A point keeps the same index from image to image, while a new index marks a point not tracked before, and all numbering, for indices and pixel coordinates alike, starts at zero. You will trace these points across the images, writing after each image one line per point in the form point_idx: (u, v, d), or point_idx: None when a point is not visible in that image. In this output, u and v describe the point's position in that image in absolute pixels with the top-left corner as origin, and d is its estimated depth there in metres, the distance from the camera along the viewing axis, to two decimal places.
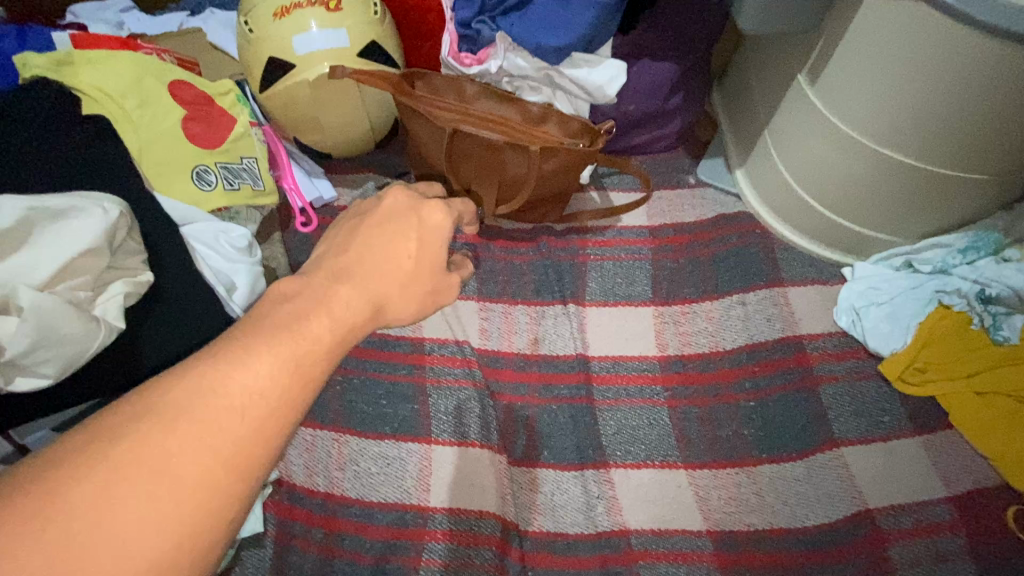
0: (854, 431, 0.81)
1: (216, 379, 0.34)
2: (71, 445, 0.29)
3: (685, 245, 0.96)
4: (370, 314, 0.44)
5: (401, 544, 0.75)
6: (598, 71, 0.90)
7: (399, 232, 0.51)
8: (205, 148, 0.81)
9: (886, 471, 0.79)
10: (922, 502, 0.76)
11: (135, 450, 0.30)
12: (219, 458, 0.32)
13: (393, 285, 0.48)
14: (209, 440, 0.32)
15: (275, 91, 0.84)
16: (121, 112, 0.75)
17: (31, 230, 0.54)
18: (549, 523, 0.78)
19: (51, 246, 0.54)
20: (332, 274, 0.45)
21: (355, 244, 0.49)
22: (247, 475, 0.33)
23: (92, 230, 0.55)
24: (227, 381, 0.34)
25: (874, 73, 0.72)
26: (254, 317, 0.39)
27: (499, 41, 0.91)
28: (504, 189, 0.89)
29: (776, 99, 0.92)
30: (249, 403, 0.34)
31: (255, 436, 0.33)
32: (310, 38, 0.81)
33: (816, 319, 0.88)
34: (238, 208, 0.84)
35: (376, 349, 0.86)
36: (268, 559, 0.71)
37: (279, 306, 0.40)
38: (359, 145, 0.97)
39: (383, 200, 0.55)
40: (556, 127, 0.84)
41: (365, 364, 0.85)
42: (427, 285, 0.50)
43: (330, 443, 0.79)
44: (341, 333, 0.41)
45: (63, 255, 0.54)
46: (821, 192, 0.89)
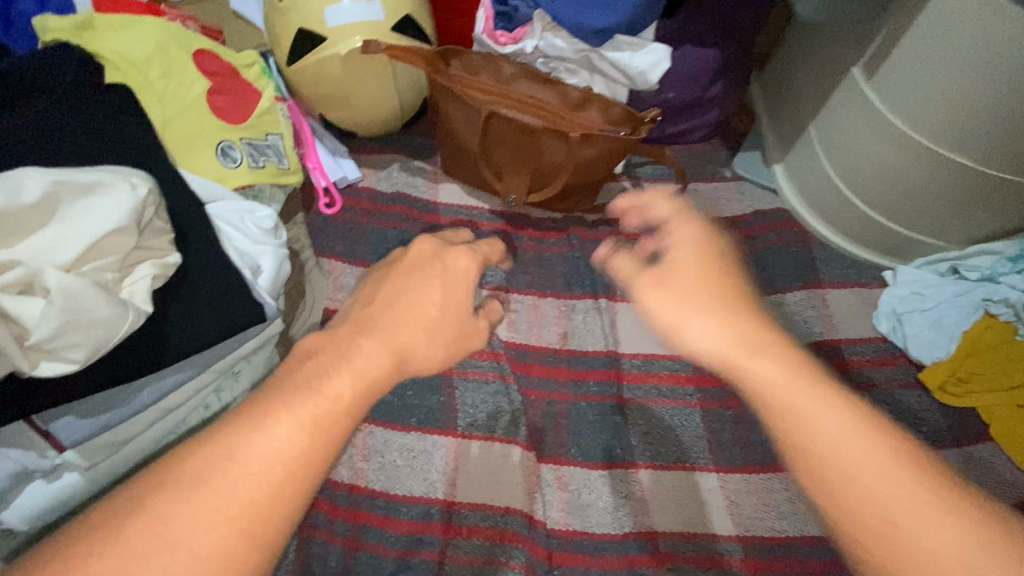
0: None
1: (235, 447, 0.37)
2: (116, 508, 0.34)
3: (721, 240, 0.93)
4: (393, 367, 0.45)
5: (426, 539, 0.73)
6: (641, 55, 0.86)
7: (425, 281, 0.52)
8: (231, 123, 0.77)
9: None
10: None
11: (165, 515, 0.34)
12: (232, 523, 0.35)
13: (419, 335, 0.48)
14: (228, 509, 0.35)
15: (303, 65, 0.80)
16: (144, 82, 0.71)
17: (57, 205, 0.51)
18: (576, 523, 0.77)
19: (77, 223, 0.51)
20: (358, 328, 0.47)
21: (384, 291, 0.51)
22: (260, 543, 0.35)
23: (122, 208, 0.52)
24: (244, 453, 0.37)
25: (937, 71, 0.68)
26: (279, 375, 0.42)
27: (538, 19, 0.87)
28: (538, 176, 0.86)
29: (824, 92, 0.88)
30: (265, 475, 0.36)
31: (264, 519, 0.36)
32: (342, 10, 0.77)
33: (854, 324, 0.86)
34: (262, 186, 0.80)
35: None
36: (291, 550, 0.70)
37: (301, 364, 0.43)
38: (387, 125, 0.93)
39: (411, 248, 0.55)
40: (596, 112, 0.80)
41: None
42: (453, 332, 0.50)
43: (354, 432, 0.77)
44: (363, 392, 0.42)
45: (91, 233, 0.51)
46: (867, 192, 0.86)
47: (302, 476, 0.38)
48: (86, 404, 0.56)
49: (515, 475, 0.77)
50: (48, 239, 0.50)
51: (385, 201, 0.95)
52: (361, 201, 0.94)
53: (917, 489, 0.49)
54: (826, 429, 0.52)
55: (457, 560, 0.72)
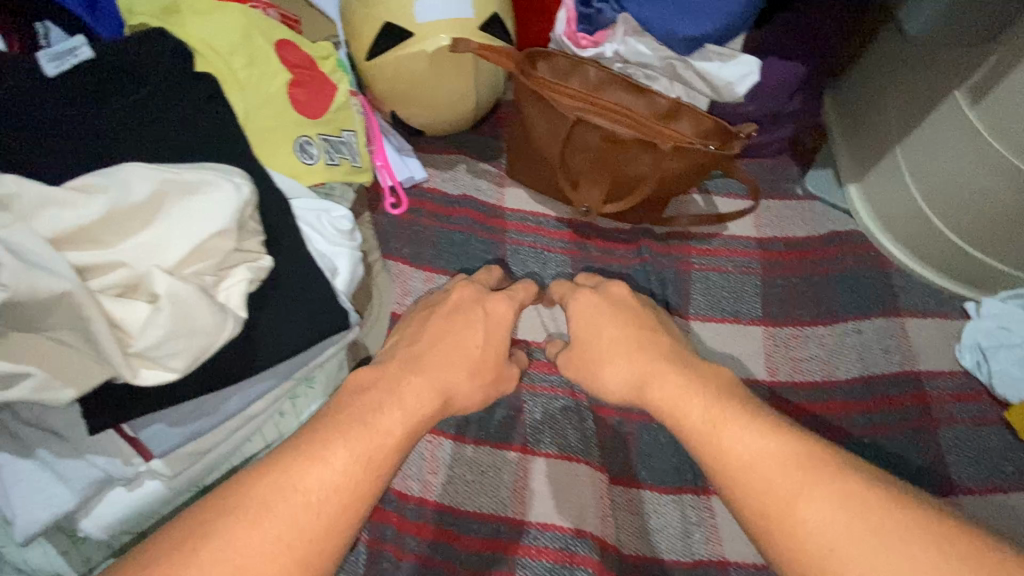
0: (971, 479, 0.77)
1: (301, 475, 0.48)
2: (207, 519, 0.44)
3: (797, 262, 0.90)
4: (435, 405, 0.59)
5: (495, 558, 0.71)
6: (730, 66, 0.83)
7: (467, 323, 0.68)
8: (309, 118, 0.74)
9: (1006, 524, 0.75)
10: None
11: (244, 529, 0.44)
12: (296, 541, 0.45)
13: (462, 374, 0.63)
14: (290, 528, 0.45)
15: (384, 60, 0.77)
16: (228, 70, 0.68)
17: (161, 205, 0.48)
18: (646, 549, 0.75)
19: (181, 224, 0.48)
20: (407, 366, 0.62)
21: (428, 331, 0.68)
22: (326, 548, 0.46)
23: (226, 210, 0.49)
24: (305, 479, 0.48)
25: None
26: (342, 409, 0.55)
27: (622, 22, 0.84)
28: (617, 187, 0.83)
29: (916, 114, 0.84)
30: (323, 498, 0.47)
31: (326, 534, 0.46)
32: (430, 5, 0.74)
33: (933, 356, 0.84)
34: (334, 184, 0.78)
35: None
36: (360, 564, 0.69)
37: (359, 397, 0.57)
38: (457, 125, 0.90)
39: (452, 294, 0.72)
40: (687, 125, 0.77)
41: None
42: (490, 370, 0.67)
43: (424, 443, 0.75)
44: (408, 426, 0.56)
45: (196, 236, 0.48)
46: (957, 220, 0.82)
47: (351, 501, 0.49)
48: (175, 412, 0.54)
49: (586, 496, 0.74)
50: (153, 241, 0.47)
51: (451, 203, 0.92)
52: (427, 203, 0.92)
53: (834, 511, 0.44)
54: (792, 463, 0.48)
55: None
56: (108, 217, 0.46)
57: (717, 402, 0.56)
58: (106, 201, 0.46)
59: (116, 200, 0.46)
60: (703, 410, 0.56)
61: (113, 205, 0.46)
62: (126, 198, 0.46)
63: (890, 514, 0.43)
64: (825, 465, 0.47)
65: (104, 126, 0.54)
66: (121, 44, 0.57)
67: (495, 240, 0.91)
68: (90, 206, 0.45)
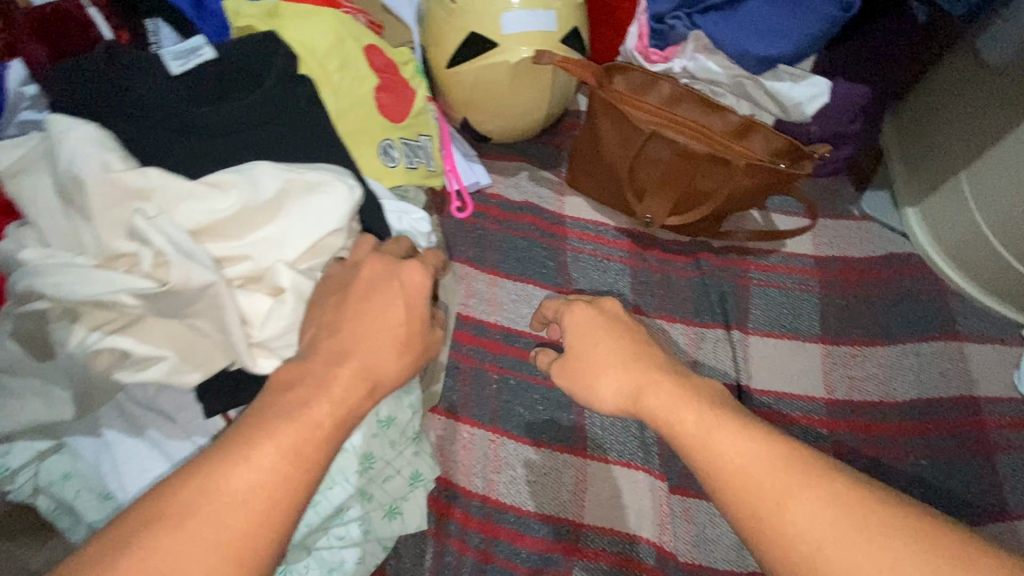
0: None
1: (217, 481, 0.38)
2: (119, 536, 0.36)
3: (855, 282, 0.91)
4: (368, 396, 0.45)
5: (554, 558, 0.72)
6: (801, 87, 0.84)
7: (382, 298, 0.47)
8: (392, 122, 0.77)
9: None
10: None
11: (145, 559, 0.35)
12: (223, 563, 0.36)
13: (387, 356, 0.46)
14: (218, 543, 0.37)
15: (466, 68, 0.80)
16: (322, 73, 0.71)
17: (281, 203, 0.50)
18: (701, 559, 0.75)
19: (299, 222, 0.50)
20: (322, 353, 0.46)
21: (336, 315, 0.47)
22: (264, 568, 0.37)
23: (341, 210, 0.51)
24: (227, 481, 0.38)
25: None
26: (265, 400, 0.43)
27: (693, 40, 0.85)
28: (683, 200, 0.84)
29: (981, 141, 0.85)
30: (248, 500, 0.38)
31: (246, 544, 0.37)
32: (516, 18, 0.76)
33: (991, 381, 0.84)
34: (408, 186, 0.80)
35: None
36: (427, 556, 0.71)
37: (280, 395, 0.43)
38: (523, 133, 0.92)
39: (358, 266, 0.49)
40: (759, 142, 0.78)
41: (521, 366, 0.82)
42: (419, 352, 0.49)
43: (488, 442, 0.77)
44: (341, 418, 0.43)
45: (314, 233, 0.51)
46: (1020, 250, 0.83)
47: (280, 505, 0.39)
48: None
49: (644, 503, 0.76)
50: (274, 237, 0.50)
51: (514, 209, 0.94)
52: (490, 207, 0.94)
53: (824, 506, 0.43)
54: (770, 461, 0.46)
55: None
56: (237, 213, 0.49)
57: (705, 406, 0.52)
58: (237, 198, 0.49)
59: (246, 198, 0.49)
60: (694, 416, 0.52)
61: (242, 203, 0.49)
62: (253, 196, 0.49)
63: (882, 510, 0.42)
64: (806, 468, 0.45)
65: (214, 125, 0.57)
66: (234, 46, 0.61)
67: (556, 246, 0.92)
68: (223, 202, 0.48)
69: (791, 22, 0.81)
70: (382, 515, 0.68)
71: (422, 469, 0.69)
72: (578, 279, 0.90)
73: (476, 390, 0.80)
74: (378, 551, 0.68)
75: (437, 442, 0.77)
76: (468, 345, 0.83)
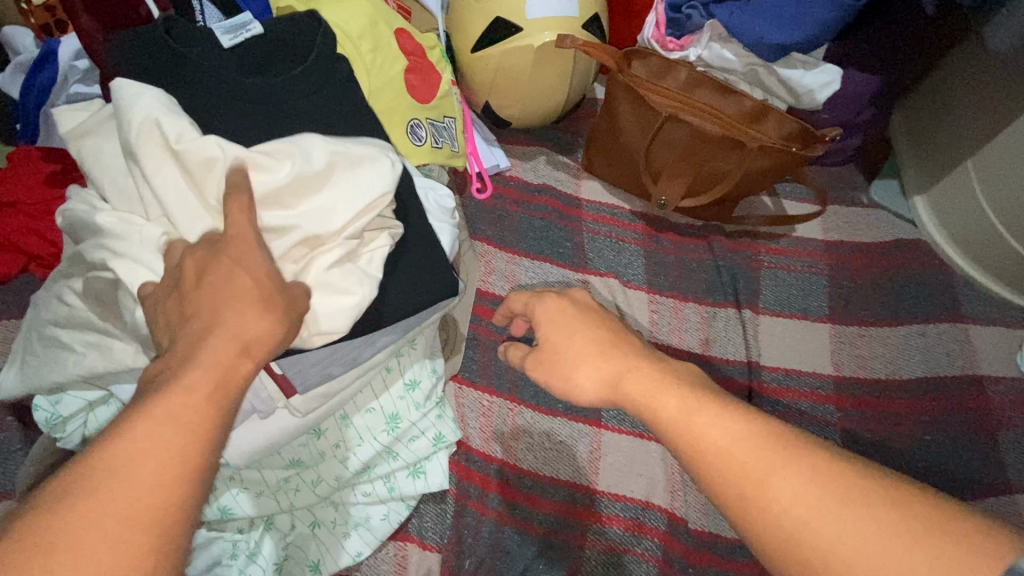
0: None
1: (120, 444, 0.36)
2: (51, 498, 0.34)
3: (863, 265, 0.94)
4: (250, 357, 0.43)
5: (569, 522, 0.75)
6: (812, 74, 0.88)
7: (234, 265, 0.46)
8: (419, 102, 0.80)
9: None
10: None
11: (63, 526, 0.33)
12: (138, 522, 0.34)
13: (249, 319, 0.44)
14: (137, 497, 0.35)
15: (490, 52, 0.83)
16: (356, 53, 0.74)
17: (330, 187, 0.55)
18: (711, 526, 0.78)
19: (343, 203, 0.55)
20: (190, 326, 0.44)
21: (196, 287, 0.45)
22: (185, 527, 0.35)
23: (382, 182, 0.55)
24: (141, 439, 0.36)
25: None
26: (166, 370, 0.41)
27: (709, 29, 0.89)
28: (697, 182, 0.87)
29: (988, 129, 0.87)
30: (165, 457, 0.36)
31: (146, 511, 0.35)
32: (541, 4, 0.80)
33: (994, 361, 0.86)
34: (433, 166, 0.84)
35: None
36: (448, 516, 0.73)
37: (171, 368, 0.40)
38: (543, 119, 0.96)
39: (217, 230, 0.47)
40: (771, 125, 0.81)
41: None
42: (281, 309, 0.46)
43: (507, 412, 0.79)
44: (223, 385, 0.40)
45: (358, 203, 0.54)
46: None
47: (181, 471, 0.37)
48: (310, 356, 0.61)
49: (657, 470, 0.78)
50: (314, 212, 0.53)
51: (532, 191, 0.97)
52: (509, 189, 0.97)
53: (804, 486, 0.38)
54: (750, 439, 0.41)
55: (597, 545, 0.74)
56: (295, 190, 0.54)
57: (689, 389, 0.46)
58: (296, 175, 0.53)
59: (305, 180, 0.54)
60: (676, 400, 0.45)
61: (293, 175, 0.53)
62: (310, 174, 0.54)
63: (871, 486, 0.37)
64: (787, 444, 0.40)
65: (252, 93, 0.61)
66: (276, 26, 0.66)
67: (573, 227, 0.95)
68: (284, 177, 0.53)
69: (805, 10, 0.84)
70: (406, 474, 0.71)
71: (444, 432, 0.73)
72: (594, 259, 0.93)
73: (494, 359, 0.83)
74: (401, 509, 0.71)
75: (458, 408, 0.79)
76: (487, 319, 0.86)
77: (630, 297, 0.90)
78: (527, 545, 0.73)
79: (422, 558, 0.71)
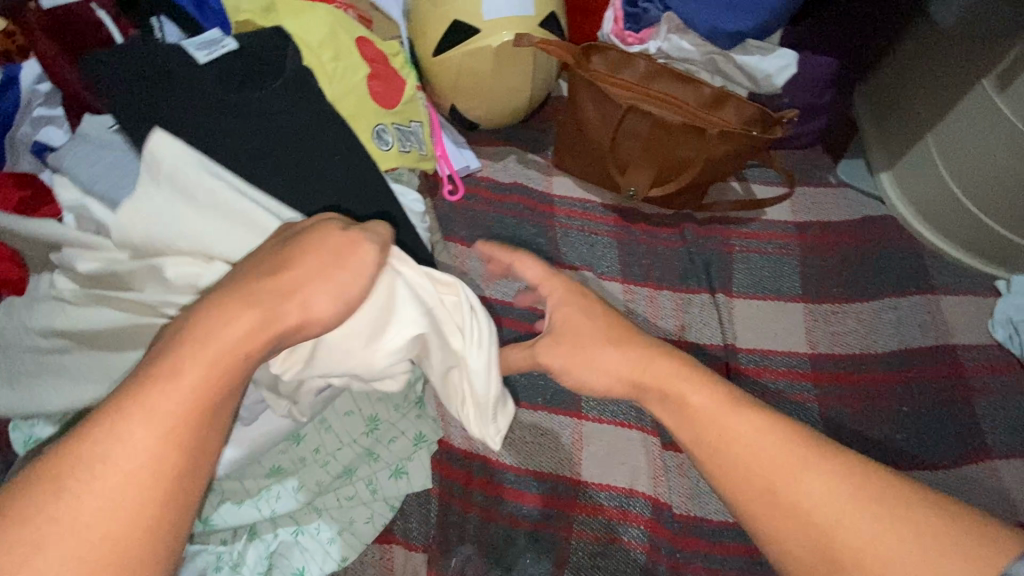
0: (1006, 444, 0.81)
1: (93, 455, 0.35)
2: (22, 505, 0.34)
3: (833, 244, 0.95)
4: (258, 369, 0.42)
5: (554, 514, 0.75)
6: (770, 60, 0.89)
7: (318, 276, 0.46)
8: (384, 108, 0.81)
9: None
10: None
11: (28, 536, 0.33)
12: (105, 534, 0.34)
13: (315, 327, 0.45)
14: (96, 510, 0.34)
15: (451, 55, 0.85)
16: (317, 63, 0.75)
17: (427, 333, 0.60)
18: (696, 510, 0.78)
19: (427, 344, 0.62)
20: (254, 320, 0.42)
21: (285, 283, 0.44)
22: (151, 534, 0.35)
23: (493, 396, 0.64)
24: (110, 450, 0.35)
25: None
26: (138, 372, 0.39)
27: (665, 22, 0.91)
28: (664, 172, 0.89)
29: (944, 104, 0.90)
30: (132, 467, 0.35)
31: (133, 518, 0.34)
32: (496, 5, 0.82)
33: (966, 330, 0.88)
34: (404, 170, 0.84)
35: (527, 322, 0.88)
36: (432, 515, 0.73)
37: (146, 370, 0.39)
38: (509, 118, 0.97)
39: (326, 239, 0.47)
40: (731, 112, 0.83)
41: (517, 335, 0.86)
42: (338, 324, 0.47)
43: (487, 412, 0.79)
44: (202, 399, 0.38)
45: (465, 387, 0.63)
46: (993, 208, 0.88)
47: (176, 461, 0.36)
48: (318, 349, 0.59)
49: (640, 456, 0.79)
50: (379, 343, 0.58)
51: (503, 190, 0.98)
52: (481, 189, 0.98)
53: (836, 489, 0.43)
54: (777, 442, 0.46)
55: (585, 536, 0.74)
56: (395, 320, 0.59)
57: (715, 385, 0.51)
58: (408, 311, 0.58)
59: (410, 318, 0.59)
60: (707, 392, 0.50)
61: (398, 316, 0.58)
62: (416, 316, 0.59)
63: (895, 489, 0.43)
64: (811, 443, 0.46)
65: (233, 105, 0.62)
66: (250, 40, 0.67)
67: (546, 223, 0.96)
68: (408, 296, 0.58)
69: None
70: (389, 474, 0.71)
71: (426, 431, 0.72)
72: (568, 253, 0.94)
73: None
74: (385, 512, 0.70)
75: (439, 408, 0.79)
76: None
77: (605, 289, 0.91)
78: (514, 539, 0.73)
79: (408, 559, 0.72)
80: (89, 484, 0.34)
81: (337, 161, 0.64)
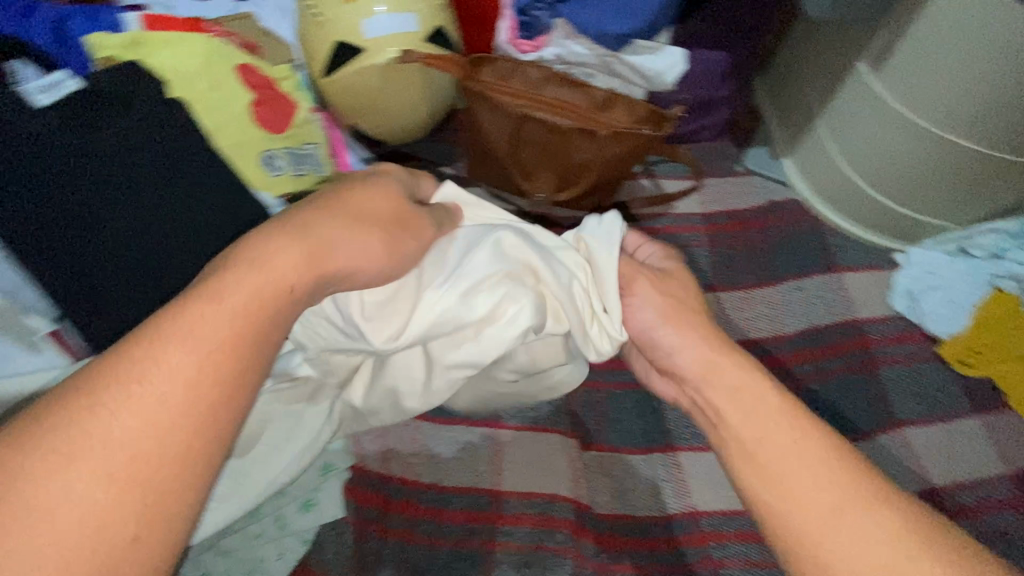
0: (915, 412, 0.83)
1: None
2: None
3: (740, 232, 0.97)
4: None
5: (477, 529, 0.74)
6: (658, 58, 0.92)
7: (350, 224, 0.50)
8: (272, 133, 0.80)
9: (944, 448, 0.81)
10: (982, 479, 0.79)
11: None
12: None
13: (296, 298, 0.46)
14: None
15: (339, 76, 0.84)
16: (192, 94, 0.74)
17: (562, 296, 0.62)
18: (620, 508, 0.79)
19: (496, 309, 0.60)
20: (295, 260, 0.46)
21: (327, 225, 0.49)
22: None
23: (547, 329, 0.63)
24: None
25: (953, 68, 0.73)
26: None
27: (559, 28, 0.92)
28: (566, 175, 0.90)
29: (832, 88, 0.93)
30: None
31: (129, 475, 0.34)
32: (378, 24, 0.81)
33: (871, 304, 0.90)
34: (303, 194, 0.83)
35: None
36: (349, 545, 0.71)
37: None
38: (414, 131, 0.97)
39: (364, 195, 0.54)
40: (623, 112, 0.84)
41: None
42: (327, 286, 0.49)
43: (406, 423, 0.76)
44: None
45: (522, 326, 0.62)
46: (884, 185, 0.91)
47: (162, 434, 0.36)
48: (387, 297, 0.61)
49: (562, 461, 0.79)
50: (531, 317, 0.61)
51: None
52: None
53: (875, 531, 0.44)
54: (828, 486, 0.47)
55: (510, 548, 0.74)
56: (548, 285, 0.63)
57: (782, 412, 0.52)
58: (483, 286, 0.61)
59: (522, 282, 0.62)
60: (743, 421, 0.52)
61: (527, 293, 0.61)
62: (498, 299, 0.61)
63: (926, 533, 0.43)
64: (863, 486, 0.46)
65: (93, 148, 0.61)
66: (106, 77, 0.65)
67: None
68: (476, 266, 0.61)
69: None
70: (299, 508, 0.71)
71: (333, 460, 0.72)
72: None
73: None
74: (298, 545, 0.70)
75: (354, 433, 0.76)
76: None
77: None
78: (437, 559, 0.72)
79: None
80: (90, 431, 0.34)
81: (212, 204, 0.65)
